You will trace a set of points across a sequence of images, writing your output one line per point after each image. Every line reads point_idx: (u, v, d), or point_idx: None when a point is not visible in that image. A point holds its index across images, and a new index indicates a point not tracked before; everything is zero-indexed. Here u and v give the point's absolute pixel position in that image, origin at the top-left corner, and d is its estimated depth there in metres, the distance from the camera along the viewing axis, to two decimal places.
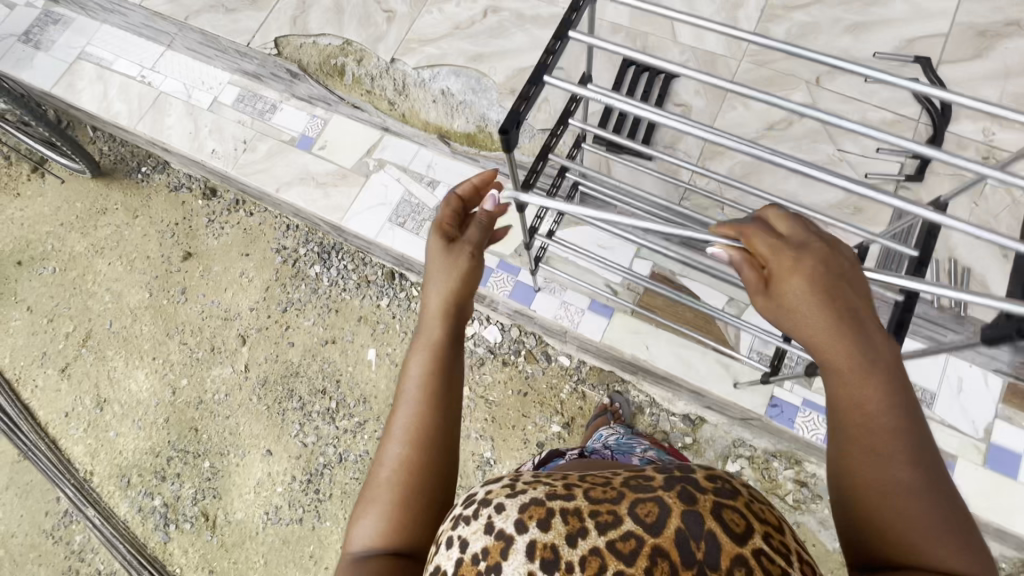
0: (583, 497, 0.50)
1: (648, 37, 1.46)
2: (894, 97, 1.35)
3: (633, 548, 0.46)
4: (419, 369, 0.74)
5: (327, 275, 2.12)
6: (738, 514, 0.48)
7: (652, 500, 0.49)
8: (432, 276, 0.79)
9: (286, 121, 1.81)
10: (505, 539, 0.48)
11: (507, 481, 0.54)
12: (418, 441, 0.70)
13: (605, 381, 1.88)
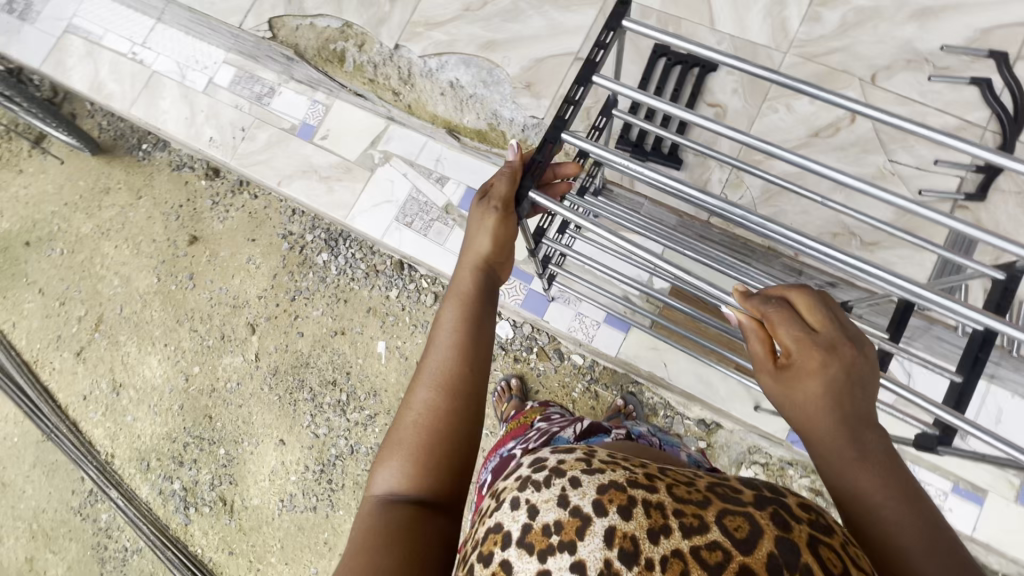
0: (666, 492, 0.42)
1: (682, 22, 1.30)
2: (961, 99, 1.19)
3: (721, 560, 0.38)
4: (455, 315, 0.62)
5: (335, 263, 2.00)
6: (836, 559, 0.39)
7: (743, 515, 0.40)
8: (482, 214, 0.66)
9: (286, 107, 1.68)
10: (581, 519, 0.41)
11: (581, 454, 0.47)
12: (452, 386, 0.58)
13: (619, 381, 1.58)
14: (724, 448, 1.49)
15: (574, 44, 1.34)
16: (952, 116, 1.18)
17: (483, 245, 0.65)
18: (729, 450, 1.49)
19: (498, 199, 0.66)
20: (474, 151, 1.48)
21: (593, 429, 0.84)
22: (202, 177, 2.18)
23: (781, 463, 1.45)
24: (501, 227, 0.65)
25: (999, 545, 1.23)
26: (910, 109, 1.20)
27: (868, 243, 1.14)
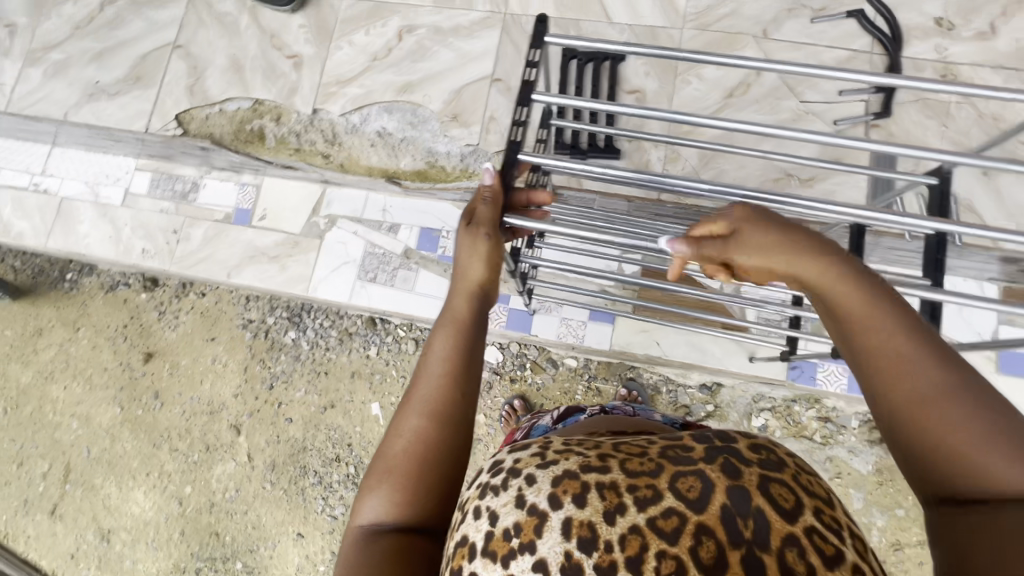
0: (619, 468, 0.41)
1: (581, 23, 1.36)
2: (844, 32, 1.30)
3: (677, 525, 0.38)
4: (443, 345, 0.59)
5: (305, 339, 1.95)
6: (787, 488, 0.40)
7: (694, 474, 0.40)
8: (468, 235, 0.63)
9: (214, 197, 1.66)
10: (539, 517, 0.40)
11: (536, 448, 0.46)
12: (440, 419, 0.56)
13: (616, 371, 1.56)
14: (731, 405, 1.52)
15: (487, 67, 1.38)
16: (841, 49, 1.29)
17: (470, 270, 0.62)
18: (737, 405, 1.52)
19: (486, 222, 0.63)
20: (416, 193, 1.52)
21: (569, 410, 0.80)
22: (136, 291, 2.06)
23: (789, 403, 1.49)
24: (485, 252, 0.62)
25: None
26: (804, 52, 1.30)
27: (805, 180, 1.22)
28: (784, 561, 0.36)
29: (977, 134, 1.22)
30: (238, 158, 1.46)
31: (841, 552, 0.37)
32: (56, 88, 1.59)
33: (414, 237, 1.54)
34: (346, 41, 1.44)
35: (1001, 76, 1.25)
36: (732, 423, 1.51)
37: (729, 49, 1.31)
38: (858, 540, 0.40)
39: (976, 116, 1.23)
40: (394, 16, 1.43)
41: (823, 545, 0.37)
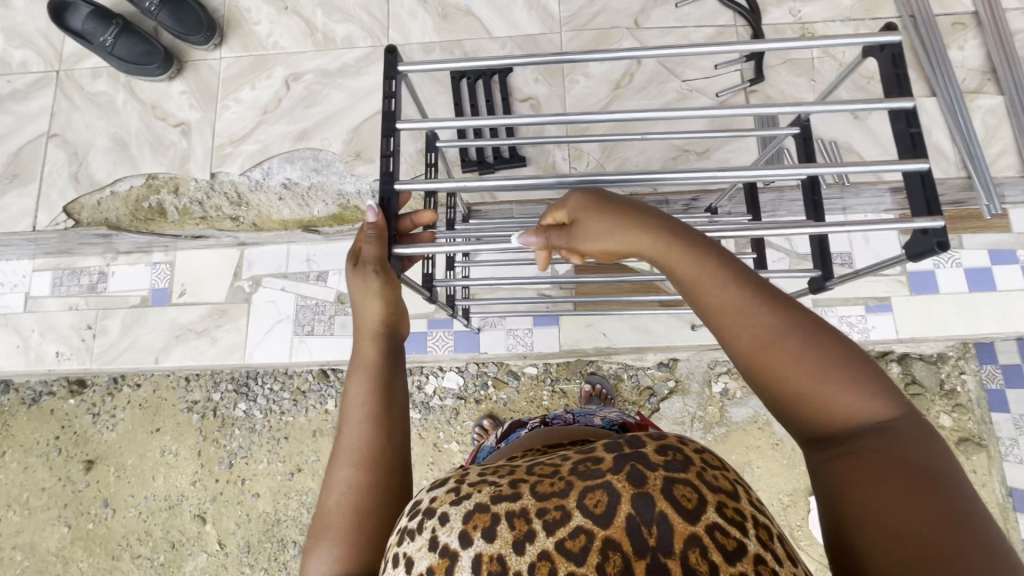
0: (529, 494, 0.40)
1: (464, 43, 1.39)
2: (707, 11, 1.38)
3: (584, 544, 0.37)
4: (359, 390, 0.61)
5: (257, 407, 1.87)
6: (689, 488, 0.38)
7: (601, 487, 0.39)
8: (360, 277, 0.64)
9: (127, 283, 1.58)
10: (449, 558, 0.39)
11: (453, 485, 0.45)
12: (369, 461, 0.58)
13: (576, 370, 1.58)
14: (691, 375, 1.57)
15: (381, 100, 1.38)
16: (708, 26, 1.37)
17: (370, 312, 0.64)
18: (694, 374, 1.57)
19: (372, 260, 0.63)
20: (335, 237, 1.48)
21: (513, 426, 0.84)
22: (60, 398, 1.91)
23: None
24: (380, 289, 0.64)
25: (921, 333, 1.41)
26: (675, 35, 1.37)
27: (702, 152, 1.28)
28: (687, 564, 0.35)
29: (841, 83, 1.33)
30: (145, 238, 1.41)
31: (742, 543, 0.36)
32: None
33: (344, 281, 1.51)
34: (232, 100, 1.40)
35: (850, 27, 1.36)
36: (697, 394, 1.56)
37: (607, 44, 1.37)
38: (764, 528, 0.39)
39: (838, 67, 1.33)
40: (277, 67, 1.41)
41: (724, 541, 0.36)
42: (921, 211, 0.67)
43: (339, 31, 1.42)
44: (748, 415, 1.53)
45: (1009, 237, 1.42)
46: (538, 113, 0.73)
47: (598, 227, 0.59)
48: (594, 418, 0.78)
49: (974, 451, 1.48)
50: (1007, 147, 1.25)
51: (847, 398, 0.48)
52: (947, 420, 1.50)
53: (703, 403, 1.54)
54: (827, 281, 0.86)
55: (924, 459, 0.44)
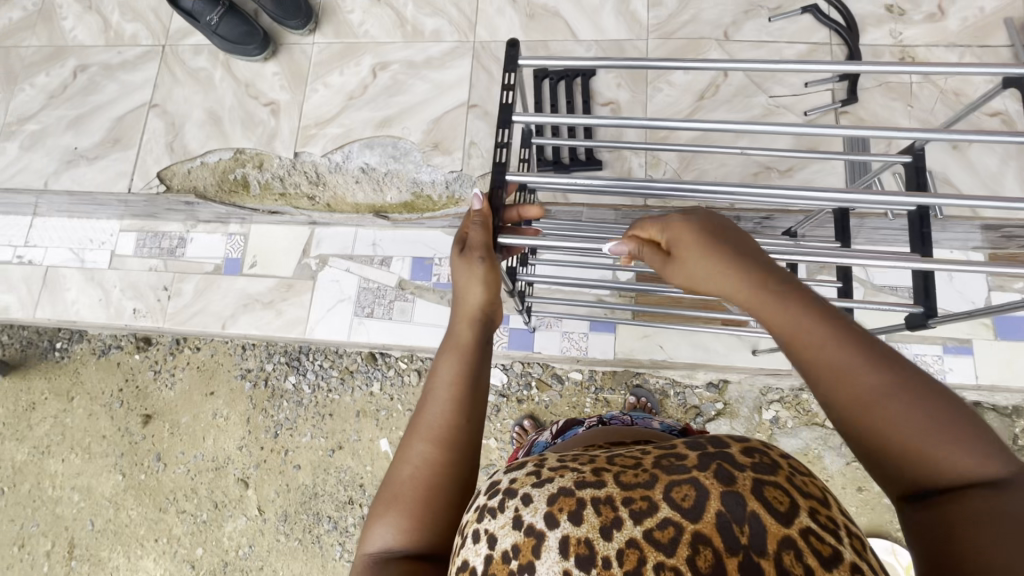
0: (613, 482, 0.41)
1: (549, 44, 1.40)
2: (801, 27, 1.34)
3: (673, 535, 0.37)
4: (448, 368, 0.62)
5: (307, 381, 1.92)
6: (781, 491, 0.39)
7: (688, 482, 0.40)
8: (462, 262, 0.65)
9: (204, 250, 1.66)
10: (536, 537, 0.40)
11: (532, 467, 0.46)
12: (445, 444, 0.59)
13: (622, 381, 1.57)
14: (740, 400, 1.52)
15: (463, 94, 1.40)
16: (802, 42, 1.34)
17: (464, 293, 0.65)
18: (745, 399, 1.52)
19: (479, 247, 0.65)
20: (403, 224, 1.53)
21: (568, 425, 0.85)
22: (128, 353, 2.03)
23: (797, 394, 1.51)
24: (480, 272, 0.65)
25: (1003, 381, 1.33)
26: (765, 49, 1.34)
27: (785, 170, 1.25)
28: (782, 564, 0.35)
29: (940, 111, 1.27)
30: (227, 208, 1.48)
31: (838, 551, 0.36)
32: (33, 158, 1.57)
33: (406, 268, 1.56)
34: (321, 84, 1.46)
35: (955, 53, 1.30)
36: (745, 418, 1.52)
37: (694, 54, 1.35)
38: (857, 540, 0.39)
39: (938, 93, 1.28)
40: (365, 55, 1.46)
41: (819, 546, 0.36)
42: None
43: (428, 24, 1.46)
44: (798, 446, 1.49)
45: None
46: (644, 117, 0.74)
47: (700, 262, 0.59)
48: (652, 422, 0.79)
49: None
50: None
51: (948, 450, 0.45)
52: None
53: (750, 428, 1.50)
54: (929, 317, 0.83)
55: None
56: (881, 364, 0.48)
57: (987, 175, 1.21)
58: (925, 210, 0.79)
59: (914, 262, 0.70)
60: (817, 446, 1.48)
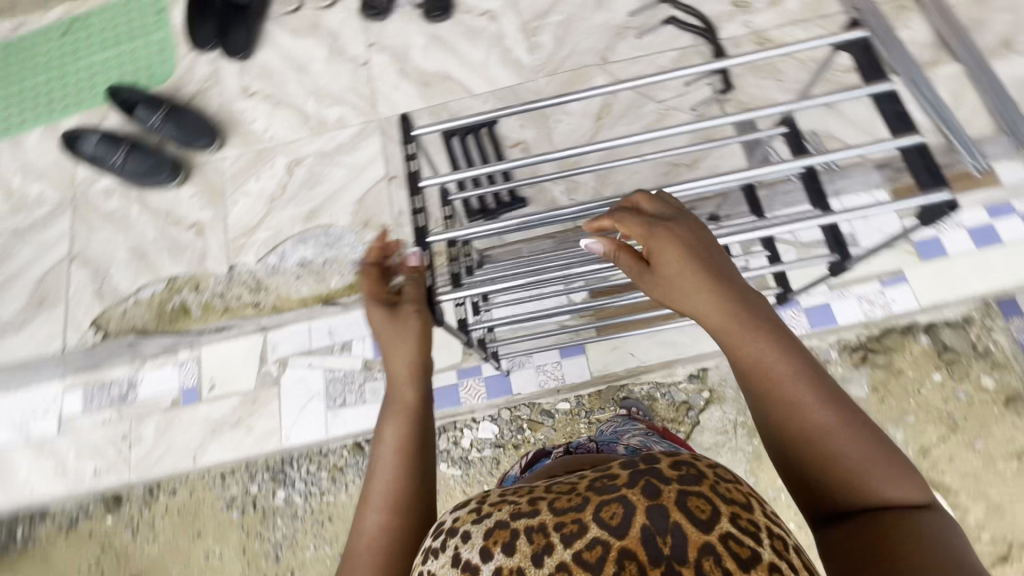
0: (547, 510, 0.42)
1: (448, 104, 1.48)
2: (666, 37, 1.48)
3: (600, 554, 0.39)
4: (393, 431, 0.66)
5: (297, 493, 1.48)
6: (704, 499, 0.40)
7: (616, 500, 0.41)
8: (401, 318, 0.70)
9: (156, 387, 1.60)
10: (470, 572, 0.41)
11: (474, 504, 0.47)
12: (396, 508, 0.62)
13: (609, 400, 1.52)
14: (723, 383, 1.51)
15: (380, 169, 1.45)
16: (671, 50, 1.47)
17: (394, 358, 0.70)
18: (727, 381, 1.51)
19: (412, 303, 0.70)
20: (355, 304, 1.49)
21: (537, 456, 0.87)
22: (92, 517, 1.53)
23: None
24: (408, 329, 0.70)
25: (940, 299, 1.42)
26: (641, 63, 1.46)
27: (691, 163, 1.34)
28: (701, 571, 0.37)
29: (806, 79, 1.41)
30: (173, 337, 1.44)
31: (756, 552, 0.38)
32: None
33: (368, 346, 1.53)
34: (241, 194, 1.47)
35: (802, 27, 1.45)
36: (733, 400, 1.49)
37: (581, 82, 1.46)
38: (779, 539, 0.41)
39: (800, 64, 1.41)
40: (278, 156, 1.50)
41: (738, 549, 0.38)
42: (926, 179, 0.73)
43: (331, 114, 1.52)
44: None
45: (1003, 190, 1.45)
46: (541, 155, 0.79)
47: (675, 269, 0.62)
48: (616, 449, 0.86)
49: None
50: (977, 106, 1.31)
51: (878, 478, 0.52)
52: (990, 380, 1.38)
53: (742, 408, 1.47)
54: (846, 261, 0.89)
55: (935, 525, 0.49)
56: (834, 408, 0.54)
57: (861, 122, 1.33)
58: (811, 171, 0.88)
59: (818, 220, 0.76)
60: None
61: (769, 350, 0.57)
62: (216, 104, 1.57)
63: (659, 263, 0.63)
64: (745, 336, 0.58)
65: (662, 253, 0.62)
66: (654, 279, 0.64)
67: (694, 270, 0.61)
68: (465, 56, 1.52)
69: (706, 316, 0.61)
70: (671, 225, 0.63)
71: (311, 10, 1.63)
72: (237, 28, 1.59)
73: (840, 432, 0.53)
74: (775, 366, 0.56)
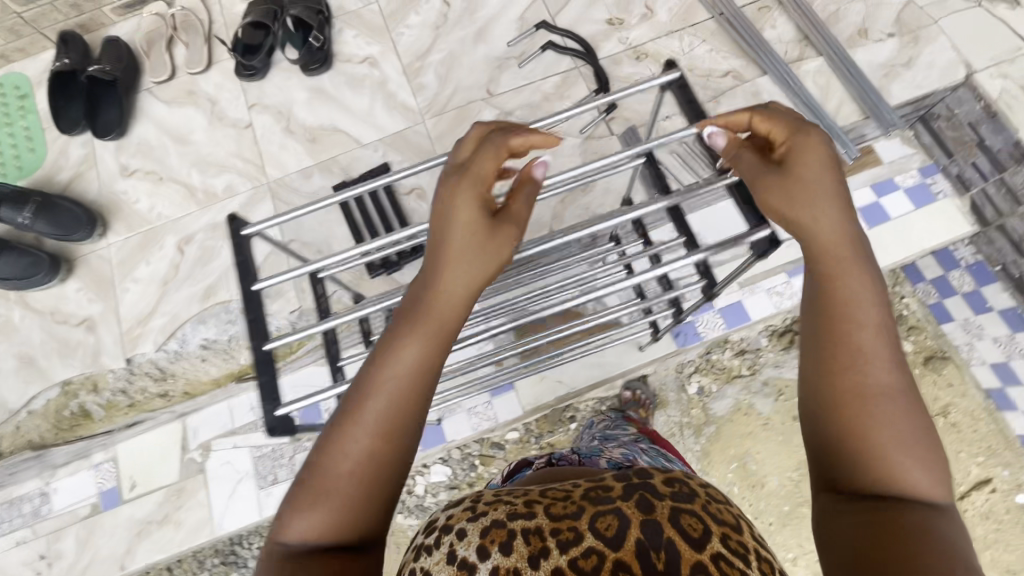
0: (543, 514, 0.47)
1: (338, 158, 1.44)
2: (548, 63, 1.48)
3: (596, 562, 0.43)
4: (414, 355, 0.54)
5: (251, 573, 1.41)
6: (694, 519, 0.46)
7: (612, 512, 0.46)
8: (501, 232, 0.59)
9: (72, 496, 1.49)
10: (467, 569, 0.45)
11: (468, 503, 0.51)
12: (370, 471, 0.50)
13: (557, 421, 1.53)
14: (664, 387, 1.55)
15: (275, 235, 1.39)
16: (554, 75, 1.47)
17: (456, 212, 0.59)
18: (668, 385, 1.55)
19: (523, 208, 0.62)
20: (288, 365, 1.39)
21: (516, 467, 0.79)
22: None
23: (707, 357, 1.54)
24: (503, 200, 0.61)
25: None
26: (526, 91, 1.46)
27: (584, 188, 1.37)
28: None
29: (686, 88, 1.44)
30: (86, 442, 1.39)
31: (745, 575, 0.43)
32: None
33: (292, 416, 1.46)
34: (130, 281, 1.39)
35: (675, 38, 1.48)
36: (677, 401, 1.54)
37: (469, 118, 1.44)
38: (764, 563, 0.46)
39: (678, 74, 1.45)
40: (166, 236, 1.42)
41: (730, 569, 0.43)
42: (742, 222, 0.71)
43: (218, 183, 1.45)
44: (731, 405, 1.52)
45: (883, 168, 1.53)
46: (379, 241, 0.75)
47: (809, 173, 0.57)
48: (598, 459, 0.77)
49: (943, 365, 1.47)
50: (843, 97, 1.37)
51: (901, 461, 0.46)
52: (909, 344, 1.50)
53: (685, 408, 1.53)
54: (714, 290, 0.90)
55: (957, 533, 0.43)
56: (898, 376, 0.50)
57: None
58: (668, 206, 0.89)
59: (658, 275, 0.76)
60: (745, 397, 1.52)
61: (848, 296, 0.53)
62: (94, 188, 1.48)
63: (789, 163, 0.59)
64: (838, 266, 0.54)
65: (806, 154, 0.58)
66: (772, 181, 0.59)
67: (822, 187, 0.57)
68: (351, 106, 1.48)
69: (809, 230, 0.56)
70: (822, 132, 0.59)
71: (185, 75, 1.56)
72: (108, 106, 1.51)
73: (884, 398, 0.48)
74: (852, 313, 0.52)
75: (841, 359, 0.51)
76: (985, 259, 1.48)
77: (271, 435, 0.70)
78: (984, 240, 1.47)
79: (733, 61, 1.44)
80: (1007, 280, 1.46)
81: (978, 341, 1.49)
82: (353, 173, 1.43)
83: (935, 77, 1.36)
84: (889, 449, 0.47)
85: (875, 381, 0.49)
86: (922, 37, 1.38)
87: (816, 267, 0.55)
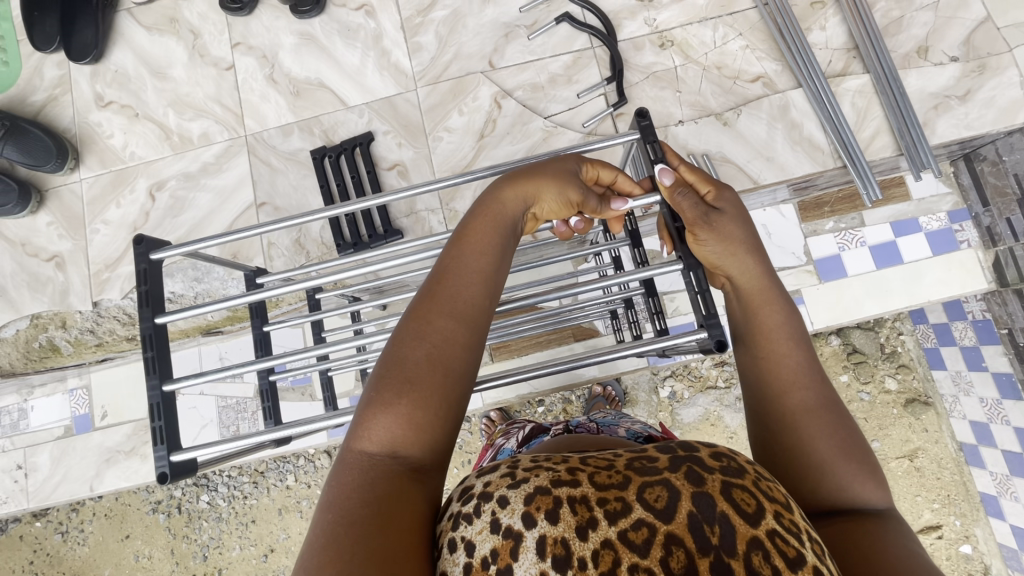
0: (588, 482, 0.42)
1: (321, 118, 1.35)
2: (561, 38, 1.32)
3: (647, 537, 0.38)
4: (474, 269, 0.57)
5: (220, 495, 1.60)
6: (748, 493, 0.40)
7: (660, 482, 0.40)
8: (554, 181, 0.63)
9: (45, 416, 1.56)
10: (513, 538, 0.40)
11: (505, 469, 0.46)
12: (425, 400, 0.50)
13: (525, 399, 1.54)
14: (637, 386, 1.54)
15: (249, 193, 1.33)
16: (565, 54, 1.32)
17: (510, 206, 0.62)
18: (641, 385, 1.54)
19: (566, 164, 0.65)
20: (286, 316, 1.40)
21: (533, 432, 0.80)
22: (22, 521, 1.65)
23: (684, 364, 1.51)
24: (550, 195, 0.63)
25: (836, 321, 1.40)
26: (532, 69, 1.32)
27: None
28: (751, 564, 0.36)
29: (709, 88, 1.29)
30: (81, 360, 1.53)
31: (802, 553, 0.38)
32: None
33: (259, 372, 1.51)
34: (101, 222, 1.36)
35: (710, 27, 1.30)
36: (645, 402, 1.54)
37: (466, 92, 1.32)
38: (818, 542, 0.40)
39: (702, 71, 1.29)
40: (139, 179, 1.37)
41: (785, 547, 0.37)
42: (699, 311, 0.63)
43: (194, 128, 1.38)
44: (700, 414, 1.52)
45: (911, 205, 1.40)
46: (288, 284, 0.74)
47: (725, 225, 0.62)
48: (618, 429, 0.71)
49: (923, 410, 1.47)
50: (880, 127, 1.22)
51: (852, 479, 0.53)
52: (893, 382, 1.47)
53: (652, 410, 1.53)
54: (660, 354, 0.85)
55: (905, 540, 0.49)
56: (830, 397, 0.56)
57: (758, 146, 1.25)
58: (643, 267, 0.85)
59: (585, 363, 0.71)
60: (715, 408, 1.51)
61: (784, 341, 0.58)
62: (68, 115, 1.41)
63: (718, 209, 0.63)
64: (753, 307, 0.61)
65: (727, 208, 0.63)
66: (708, 223, 0.62)
67: (744, 234, 0.62)
68: (340, 60, 1.36)
69: (738, 278, 0.62)
70: (735, 197, 0.65)
71: None
72: (83, 23, 1.38)
73: (824, 419, 0.55)
74: (783, 350, 0.58)
75: (788, 402, 0.56)
76: (993, 318, 1.37)
77: (165, 483, 0.68)
78: (998, 300, 1.35)
79: (767, 63, 1.28)
80: (1009, 345, 1.33)
81: (963, 396, 1.42)
82: (335, 138, 1.34)
83: (990, 117, 1.20)
84: (841, 473, 0.53)
85: (814, 402, 0.56)
86: (989, 67, 1.20)
87: (745, 309, 0.61)
